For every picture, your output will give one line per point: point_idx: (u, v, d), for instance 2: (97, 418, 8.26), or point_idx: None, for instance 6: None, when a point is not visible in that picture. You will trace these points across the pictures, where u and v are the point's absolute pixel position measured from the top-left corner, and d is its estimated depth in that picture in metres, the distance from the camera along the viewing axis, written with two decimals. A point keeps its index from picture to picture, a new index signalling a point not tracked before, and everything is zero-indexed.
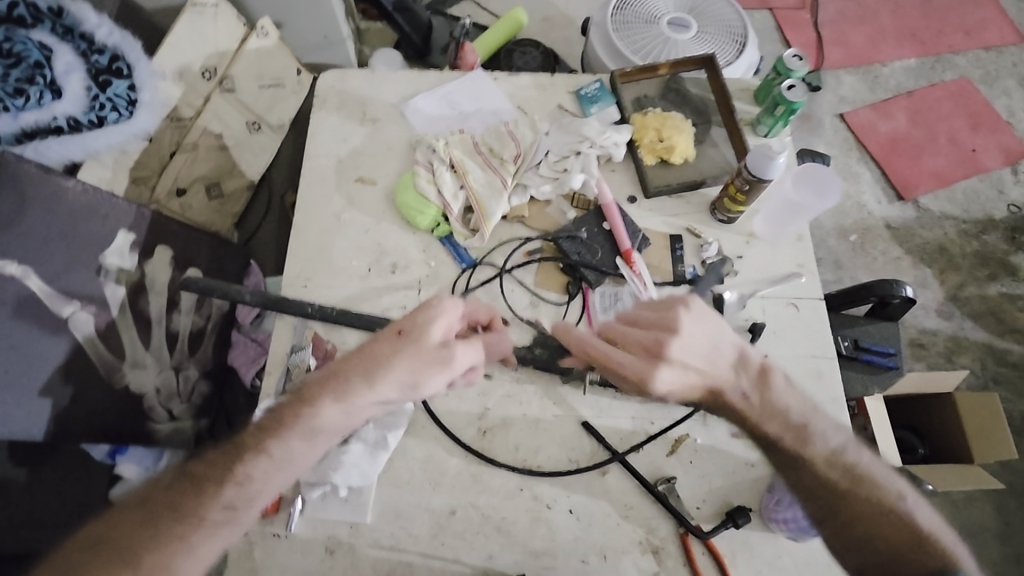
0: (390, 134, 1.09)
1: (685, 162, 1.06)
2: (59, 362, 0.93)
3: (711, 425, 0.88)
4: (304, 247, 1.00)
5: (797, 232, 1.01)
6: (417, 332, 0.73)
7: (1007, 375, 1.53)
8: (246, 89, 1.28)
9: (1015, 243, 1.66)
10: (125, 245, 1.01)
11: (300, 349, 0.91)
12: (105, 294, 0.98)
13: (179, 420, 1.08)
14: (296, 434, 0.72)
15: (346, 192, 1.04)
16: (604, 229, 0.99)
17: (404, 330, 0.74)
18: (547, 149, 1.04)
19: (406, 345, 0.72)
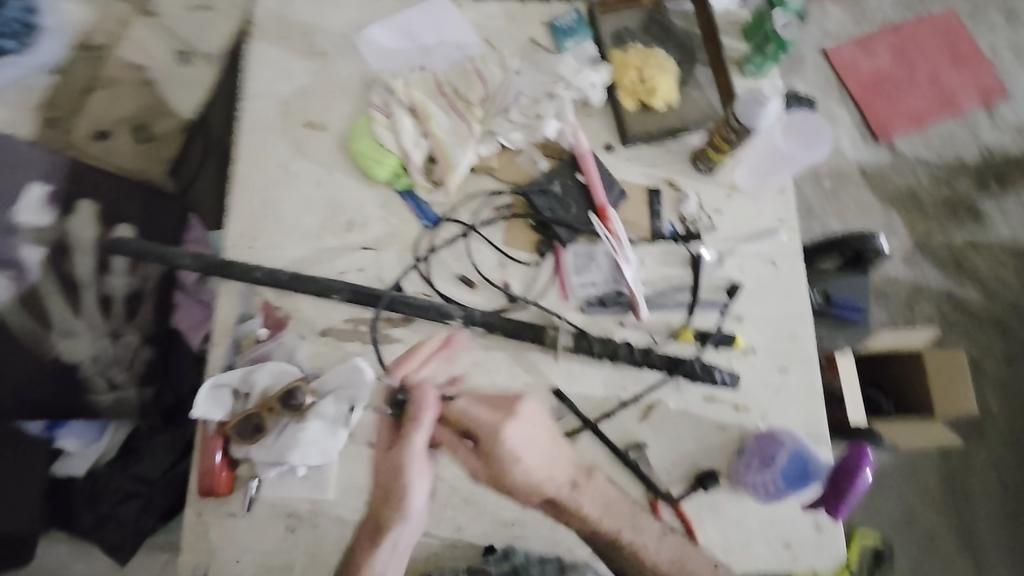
0: (338, 70, 0.96)
1: (668, 106, 0.97)
2: None
3: (684, 390, 0.86)
4: (245, 201, 0.89)
5: (781, 184, 0.96)
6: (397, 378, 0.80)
7: (961, 322, 1.55)
8: (170, 15, 1.21)
9: (983, 188, 1.65)
10: (37, 200, 1.03)
11: (248, 318, 0.84)
12: (23, 258, 1.01)
13: (122, 390, 1.00)
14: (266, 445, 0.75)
15: (293, 138, 0.92)
16: (579, 182, 0.91)
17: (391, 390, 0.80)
18: (518, 91, 0.93)
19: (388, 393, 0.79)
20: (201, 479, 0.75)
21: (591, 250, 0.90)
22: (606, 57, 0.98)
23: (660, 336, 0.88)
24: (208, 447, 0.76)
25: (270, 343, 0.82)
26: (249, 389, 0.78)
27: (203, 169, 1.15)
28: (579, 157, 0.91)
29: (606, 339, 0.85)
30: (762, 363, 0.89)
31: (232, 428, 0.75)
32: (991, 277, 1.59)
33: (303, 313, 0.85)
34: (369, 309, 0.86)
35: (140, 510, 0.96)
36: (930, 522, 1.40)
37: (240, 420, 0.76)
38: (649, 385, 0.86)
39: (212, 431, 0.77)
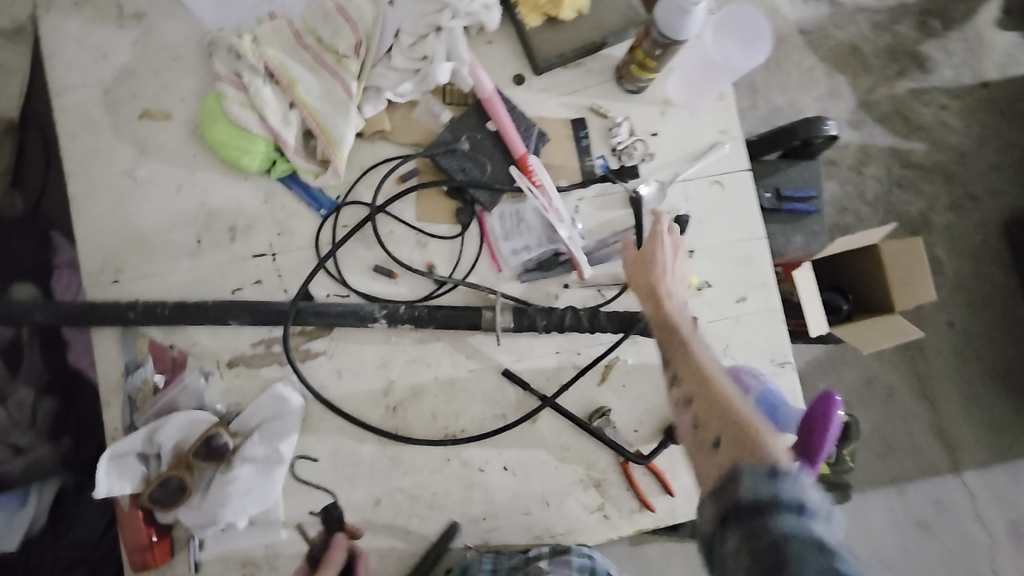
0: (166, 34, 0.76)
1: (580, 15, 0.81)
2: None
3: (642, 343, 0.80)
4: (96, 227, 0.74)
5: (719, 91, 0.84)
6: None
7: (910, 177, 1.51)
8: None
9: (926, 29, 1.54)
10: None
11: (138, 366, 0.72)
12: None
13: (31, 451, 0.89)
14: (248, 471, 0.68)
15: (131, 136, 0.75)
16: (490, 132, 0.78)
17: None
18: (397, 27, 0.77)
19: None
20: (130, 557, 0.67)
21: (518, 210, 0.79)
22: None
23: (608, 288, 0.80)
24: (128, 522, 0.67)
25: (173, 389, 0.71)
26: (157, 450, 0.69)
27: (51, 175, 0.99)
28: (485, 102, 0.77)
29: (550, 308, 0.77)
30: (718, 296, 0.82)
31: (149, 498, 0.67)
32: (935, 125, 1.53)
33: (202, 346, 0.74)
34: (278, 325, 0.75)
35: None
36: (889, 380, 1.44)
37: (157, 486, 0.67)
38: (603, 343, 0.80)
39: (128, 505, 0.68)
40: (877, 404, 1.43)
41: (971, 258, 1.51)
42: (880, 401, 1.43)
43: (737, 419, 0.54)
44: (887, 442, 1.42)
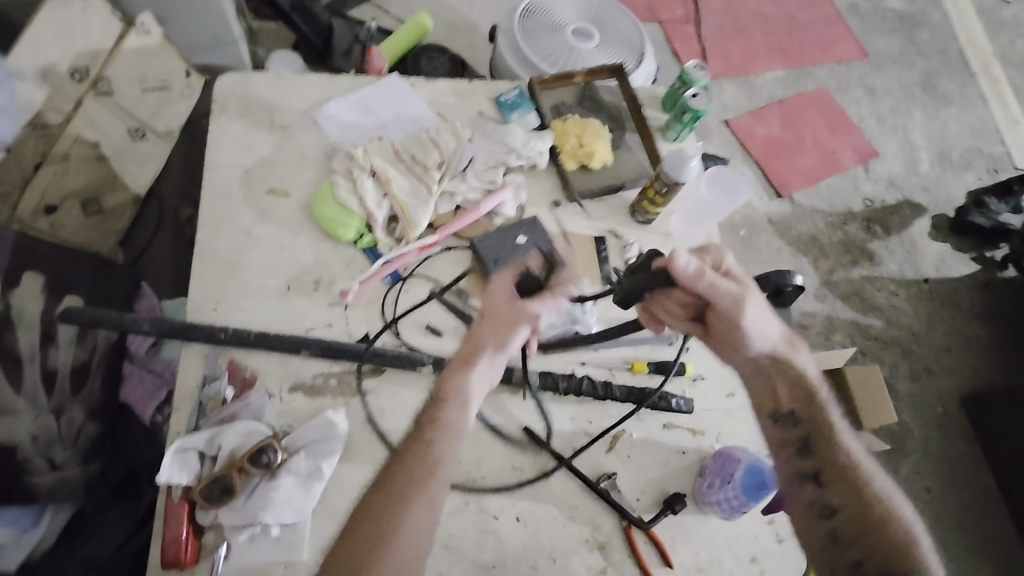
0: (300, 141, 1.03)
1: (605, 166, 1.09)
2: None
3: (645, 419, 0.92)
4: (210, 266, 0.91)
5: (709, 231, 1.08)
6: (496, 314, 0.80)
7: (871, 347, 1.72)
8: (127, 93, 1.17)
9: (871, 232, 1.88)
10: None
11: (214, 379, 0.83)
12: None
13: (63, 470, 0.93)
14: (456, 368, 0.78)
15: (256, 205, 0.96)
16: (520, 244, 0.98)
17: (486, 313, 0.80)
18: (472, 156, 1.03)
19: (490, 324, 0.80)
20: (164, 551, 0.72)
21: None
22: (547, 126, 1.10)
23: (618, 368, 0.95)
24: (173, 514, 0.73)
25: (237, 404, 0.81)
26: (216, 451, 0.77)
27: (157, 243, 1.23)
28: (469, 209, 1.00)
29: (570, 374, 0.91)
30: (710, 389, 0.95)
31: (198, 492, 0.74)
32: (888, 307, 1.78)
33: (270, 371, 0.85)
34: (338, 362, 0.87)
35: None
36: None
37: (206, 484, 0.74)
38: (613, 416, 0.91)
39: (176, 499, 0.75)
40: None
41: (936, 427, 1.64)
42: None
43: (848, 490, 0.79)
44: None
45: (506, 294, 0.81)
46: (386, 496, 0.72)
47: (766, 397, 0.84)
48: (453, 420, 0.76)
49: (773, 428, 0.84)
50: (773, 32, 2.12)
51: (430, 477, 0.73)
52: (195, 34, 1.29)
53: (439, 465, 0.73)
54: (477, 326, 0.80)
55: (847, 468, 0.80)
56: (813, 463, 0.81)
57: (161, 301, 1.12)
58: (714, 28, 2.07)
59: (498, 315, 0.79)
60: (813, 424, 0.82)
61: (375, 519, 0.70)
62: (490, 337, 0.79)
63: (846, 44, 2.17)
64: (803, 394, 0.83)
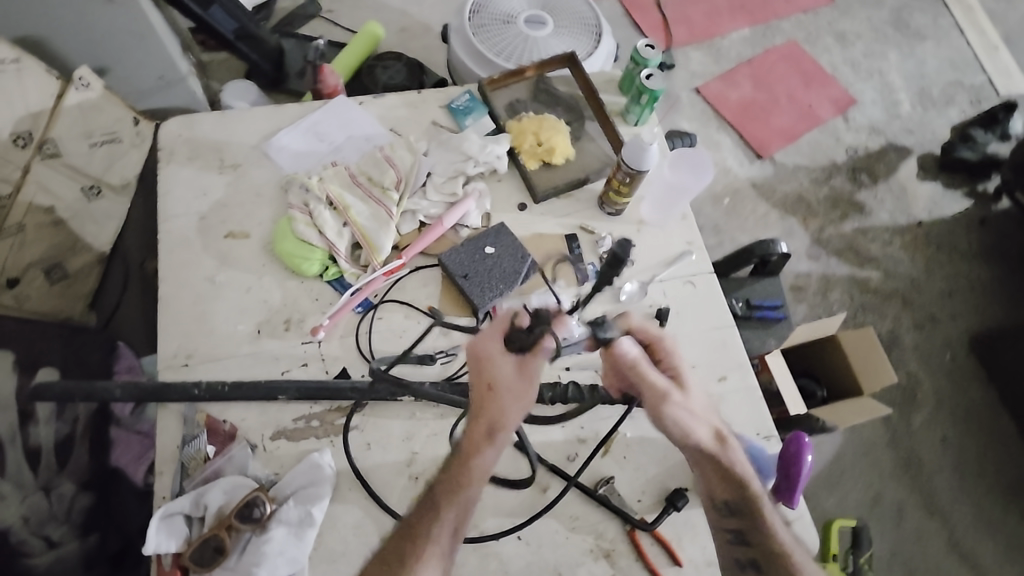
0: (252, 179, 1.00)
1: (568, 161, 1.06)
2: None
3: (638, 417, 0.90)
4: (177, 320, 0.89)
5: (682, 213, 1.05)
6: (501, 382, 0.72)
7: (871, 301, 1.68)
8: (75, 151, 1.14)
9: (858, 182, 1.84)
10: None
11: (193, 438, 0.82)
12: None
13: (60, 546, 0.93)
14: (485, 443, 0.72)
15: (216, 251, 0.94)
16: (489, 254, 0.96)
17: (491, 384, 0.72)
18: (429, 169, 1.00)
19: (501, 396, 0.72)
20: None
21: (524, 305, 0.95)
22: (503, 128, 1.07)
23: None
24: None
25: (220, 459, 0.80)
26: (203, 512, 0.75)
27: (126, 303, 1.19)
28: (432, 224, 0.98)
29: (555, 383, 0.89)
30: (701, 375, 0.94)
31: (189, 557, 0.72)
32: (884, 258, 1.75)
33: (249, 421, 0.84)
34: (318, 402, 0.85)
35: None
36: (895, 495, 1.46)
37: (197, 546, 0.73)
38: (605, 419, 0.89)
39: (169, 566, 0.74)
40: (889, 520, 1.44)
41: (945, 373, 1.61)
42: (891, 521, 1.44)
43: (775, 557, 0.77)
44: (907, 564, 1.41)
45: (509, 358, 0.73)
46: (407, 544, 0.72)
47: (707, 484, 0.80)
48: (471, 492, 0.73)
49: (713, 516, 0.81)
50: None
51: (449, 537, 0.72)
52: (138, 80, 1.25)
53: (456, 531, 0.72)
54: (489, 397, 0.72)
55: (771, 539, 0.78)
56: (738, 525, 0.79)
57: (141, 359, 1.12)
58: None
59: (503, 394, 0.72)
60: (746, 517, 0.79)
61: (398, 565, 0.71)
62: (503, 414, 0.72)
63: None
64: (738, 487, 0.78)
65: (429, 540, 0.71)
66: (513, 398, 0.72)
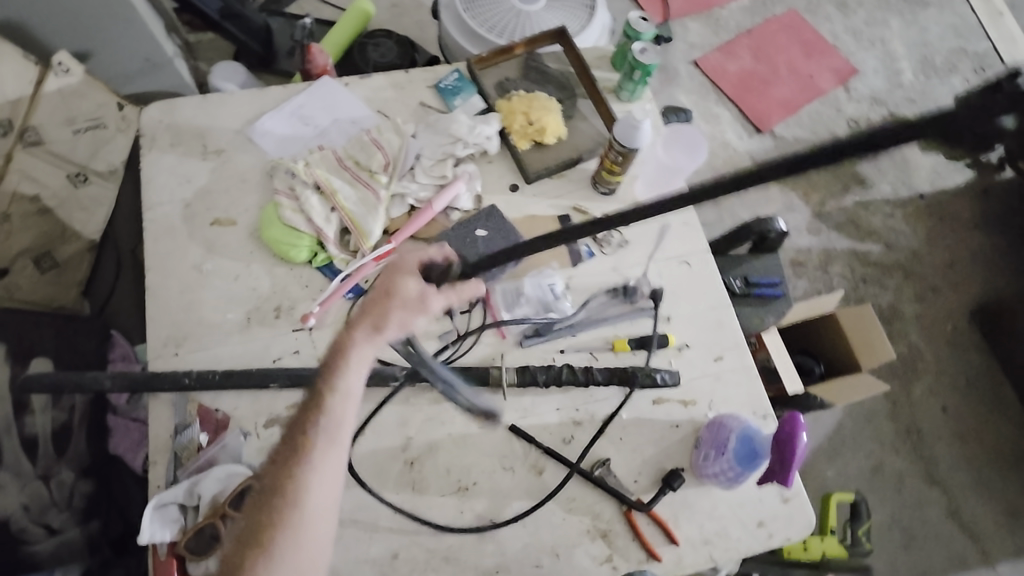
0: (238, 164, 0.98)
1: (560, 140, 1.04)
2: None
3: (633, 398, 0.89)
4: (166, 310, 0.88)
5: (678, 191, 1.03)
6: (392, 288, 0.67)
7: (872, 274, 1.66)
8: (58, 138, 1.12)
9: (859, 154, 1.80)
10: None
11: (187, 426, 0.82)
12: None
13: (62, 533, 0.94)
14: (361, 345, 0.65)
15: (202, 239, 0.93)
16: (480, 237, 0.94)
17: (388, 289, 0.67)
18: (417, 152, 0.99)
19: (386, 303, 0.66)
20: None
21: (518, 287, 0.93)
22: (493, 107, 1.05)
23: (599, 350, 0.92)
24: (164, 571, 0.73)
25: (214, 447, 0.80)
26: (197, 501, 0.75)
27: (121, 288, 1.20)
28: (422, 208, 0.96)
29: (549, 366, 0.88)
30: (697, 356, 0.93)
31: (185, 545, 0.72)
32: (886, 231, 1.72)
33: (242, 409, 0.83)
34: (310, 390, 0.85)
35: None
36: (895, 466, 1.47)
37: (192, 535, 0.73)
38: (600, 401, 0.89)
39: (165, 554, 0.74)
40: (889, 489, 1.45)
41: (946, 345, 1.60)
42: (890, 491, 1.45)
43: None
44: (906, 532, 1.43)
45: (418, 279, 0.68)
46: (286, 456, 0.65)
47: None
48: (349, 384, 0.65)
49: None
50: None
51: (328, 438, 0.65)
52: (119, 64, 1.22)
53: (342, 426, 0.65)
54: (386, 296, 0.67)
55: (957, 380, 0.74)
56: None
57: (134, 347, 1.11)
58: None
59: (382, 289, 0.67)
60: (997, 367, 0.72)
61: (281, 480, 0.64)
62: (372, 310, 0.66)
63: None
64: None
65: (308, 447, 0.64)
66: (400, 308, 0.66)
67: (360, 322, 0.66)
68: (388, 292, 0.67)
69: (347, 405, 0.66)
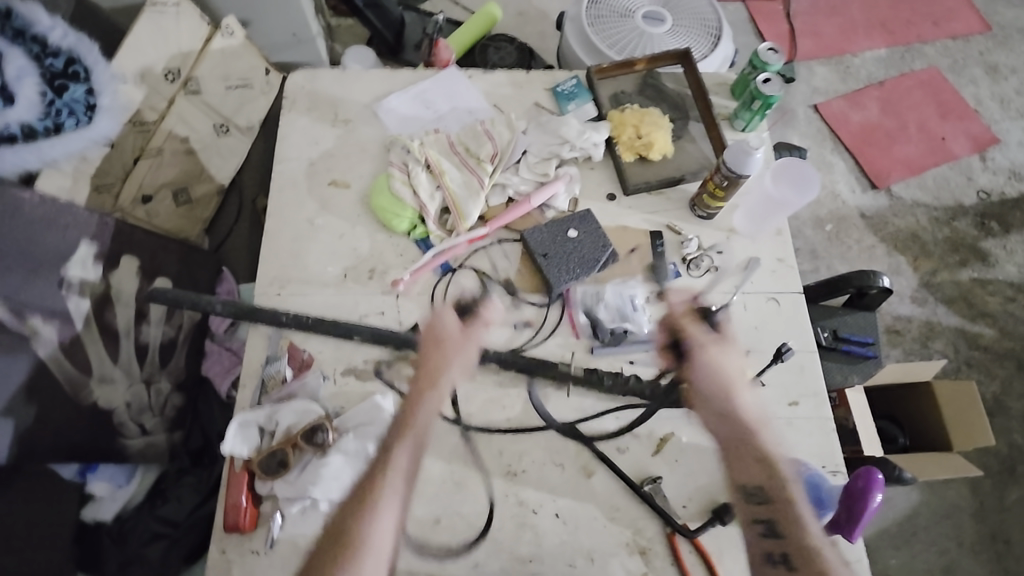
0: (360, 135, 1.06)
1: (665, 157, 1.04)
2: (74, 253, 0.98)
3: (695, 423, 0.88)
4: (276, 253, 0.97)
5: (777, 227, 1.01)
6: (444, 336, 0.78)
7: (979, 359, 1.52)
8: (212, 91, 1.26)
9: (984, 229, 1.66)
10: None
11: (276, 359, 0.89)
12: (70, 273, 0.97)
13: (151, 434, 1.07)
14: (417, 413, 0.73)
15: (319, 196, 1.01)
16: (571, 237, 0.96)
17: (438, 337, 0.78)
18: (525, 148, 1.03)
19: (445, 349, 0.77)
20: (226, 515, 0.79)
21: (600, 291, 0.94)
22: (605, 116, 1.07)
23: None
24: (235, 481, 0.80)
25: (295, 383, 0.87)
26: (274, 427, 0.83)
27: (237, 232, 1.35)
28: (520, 201, 1.00)
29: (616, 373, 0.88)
30: (771, 395, 0.90)
31: (256, 463, 0.80)
32: (1003, 315, 1.57)
33: (325, 355, 0.90)
34: (388, 349, 0.90)
35: (166, 550, 1.02)
36: (970, 570, 1.33)
37: (265, 456, 0.80)
38: (661, 419, 0.88)
39: (239, 468, 0.81)
40: None
41: None
42: None
43: (805, 547, 0.71)
44: None
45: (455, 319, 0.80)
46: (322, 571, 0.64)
47: None
48: (418, 428, 0.73)
49: None
50: (876, 6, 1.92)
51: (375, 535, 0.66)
52: (274, 35, 1.36)
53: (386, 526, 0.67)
54: (434, 353, 0.77)
55: None
56: None
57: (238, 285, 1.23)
58: (806, 4, 1.90)
59: (453, 336, 0.78)
60: None
61: None
62: (442, 360, 0.76)
63: (964, 17, 1.92)
64: None
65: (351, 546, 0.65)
66: (463, 351, 0.78)
67: (418, 396, 0.74)
68: (433, 340, 0.78)
69: (407, 453, 0.71)
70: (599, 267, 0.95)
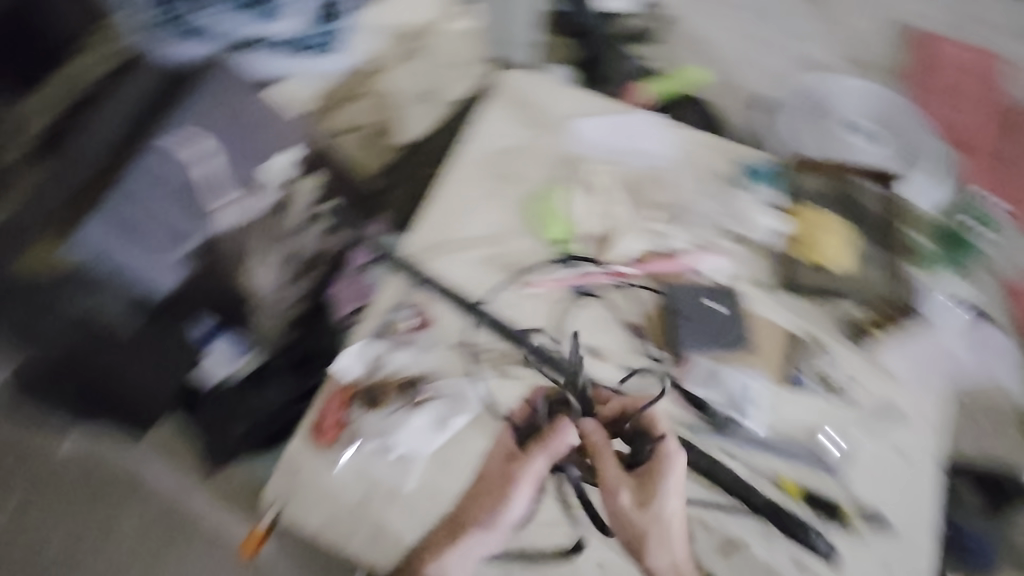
0: (546, 141, 1.11)
1: (841, 270, 1.00)
2: (277, 155, 1.14)
3: (774, 543, 0.81)
4: (436, 219, 1.04)
5: (927, 381, 0.95)
6: (487, 465, 0.84)
7: None
8: (431, 64, 1.41)
9: None
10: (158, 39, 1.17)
11: (401, 308, 0.96)
12: (268, 170, 1.13)
13: (272, 326, 1.12)
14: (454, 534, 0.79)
15: (490, 183, 1.07)
16: (707, 307, 0.95)
17: (485, 468, 0.83)
18: (693, 210, 1.05)
19: (485, 482, 0.83)
20: (313, 424, 0.87)
21: (719, 369, 0.91)
22: (788, 206, 1.06)
23: (763, 478, 0.86)
24: (329, 399, 0.88)
25: (409, 336, 0.93)
26: (378, 366, 0.90)
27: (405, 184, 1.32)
28: (671, 256, 1.00)
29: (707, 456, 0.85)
30: (864, 551, 0.82)
31: (353, 391, 0.88)
32: None
33: (443, 323, 0.95)
34: (500, 342, 0.94)
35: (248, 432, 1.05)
36: None
37: (363, 388, 0.88)
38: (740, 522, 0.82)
39: (335, 388, 0.89)
40: None
41: None
42: None
43: None
44: None
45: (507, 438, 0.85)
46: None
47: None
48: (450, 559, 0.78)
49: None
50: None
51: None
52: None
53: None
54: (479, 480, 0.83)
55: None
56: None
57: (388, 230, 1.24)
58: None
59: (493, 481, 0.82)
60: None
61: None
62: (482, 510, 0.80)
63: None
64: None
65: None
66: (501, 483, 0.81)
67: (460, 521, 0.80)
68: (481, 469, 0.84)
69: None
70: (726, 347, 0.92)
